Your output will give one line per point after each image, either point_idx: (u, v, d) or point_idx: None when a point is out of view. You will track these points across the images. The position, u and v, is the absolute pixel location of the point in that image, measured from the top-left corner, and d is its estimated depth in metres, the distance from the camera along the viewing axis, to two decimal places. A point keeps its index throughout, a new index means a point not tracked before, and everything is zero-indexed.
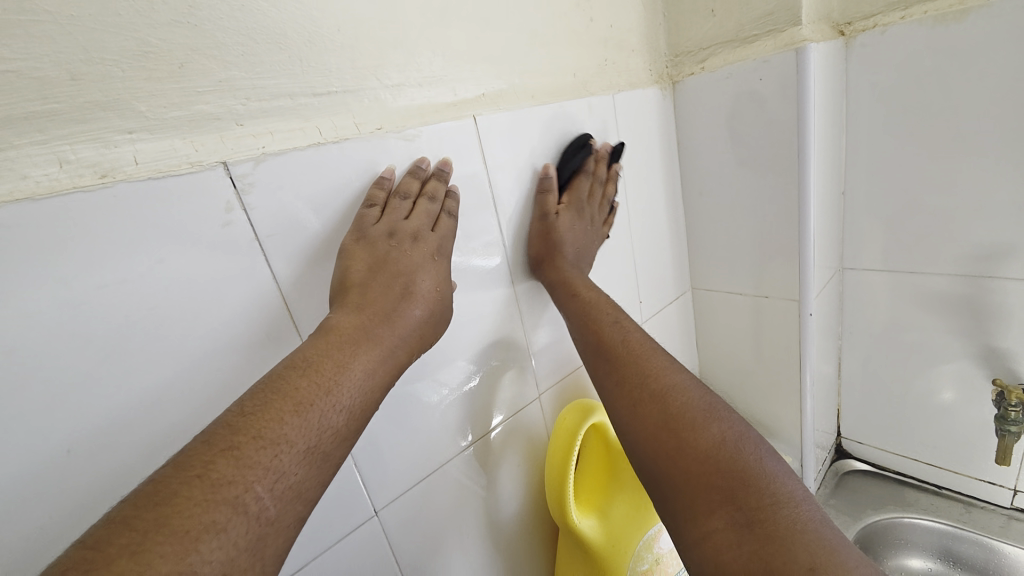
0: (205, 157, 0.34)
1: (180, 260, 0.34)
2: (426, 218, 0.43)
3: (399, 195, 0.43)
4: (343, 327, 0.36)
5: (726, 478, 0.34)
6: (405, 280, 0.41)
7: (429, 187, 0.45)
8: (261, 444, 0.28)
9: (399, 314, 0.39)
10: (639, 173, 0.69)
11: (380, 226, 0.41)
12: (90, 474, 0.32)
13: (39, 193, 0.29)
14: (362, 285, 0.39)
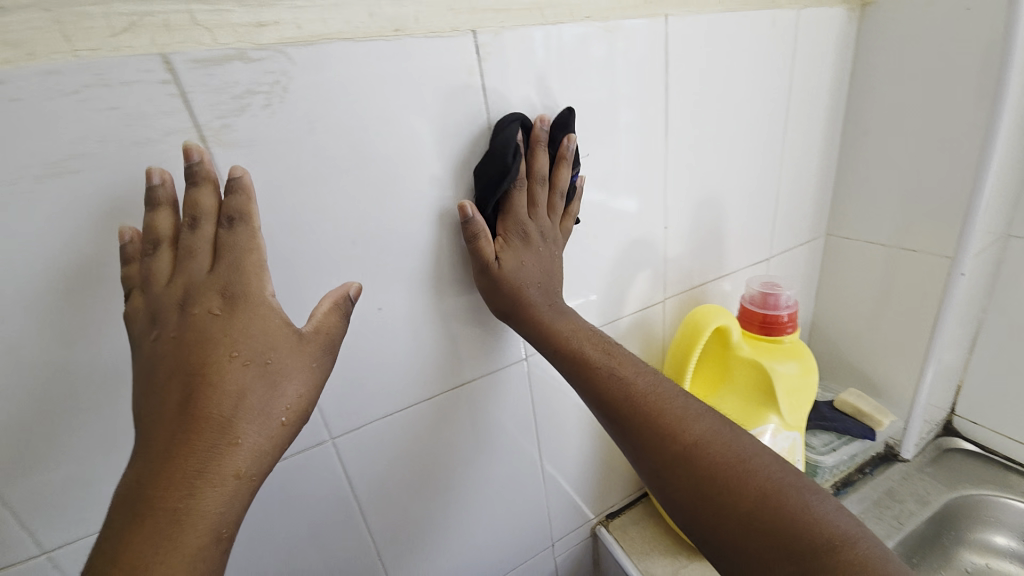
0: (461, 24, 0.41)
1: (434, 109, 0.42)
2: (203, 247, 0.32)
3: (187, 219, 0.33)
4: (187, 365, 0.30)
5: (738, 507, 0.34)
6: (228, 277, 0.32)
7: (231, 203, 0.33)
8: (180, 527, 0.26)
9: (257, 318, 0.31)
10: (805, 100, 0.68)
11: (176, 289, 0.31)
12: (358, 264, 0.43)
13: (358, 36, 0.37)
14: (182, 335, 0.30)
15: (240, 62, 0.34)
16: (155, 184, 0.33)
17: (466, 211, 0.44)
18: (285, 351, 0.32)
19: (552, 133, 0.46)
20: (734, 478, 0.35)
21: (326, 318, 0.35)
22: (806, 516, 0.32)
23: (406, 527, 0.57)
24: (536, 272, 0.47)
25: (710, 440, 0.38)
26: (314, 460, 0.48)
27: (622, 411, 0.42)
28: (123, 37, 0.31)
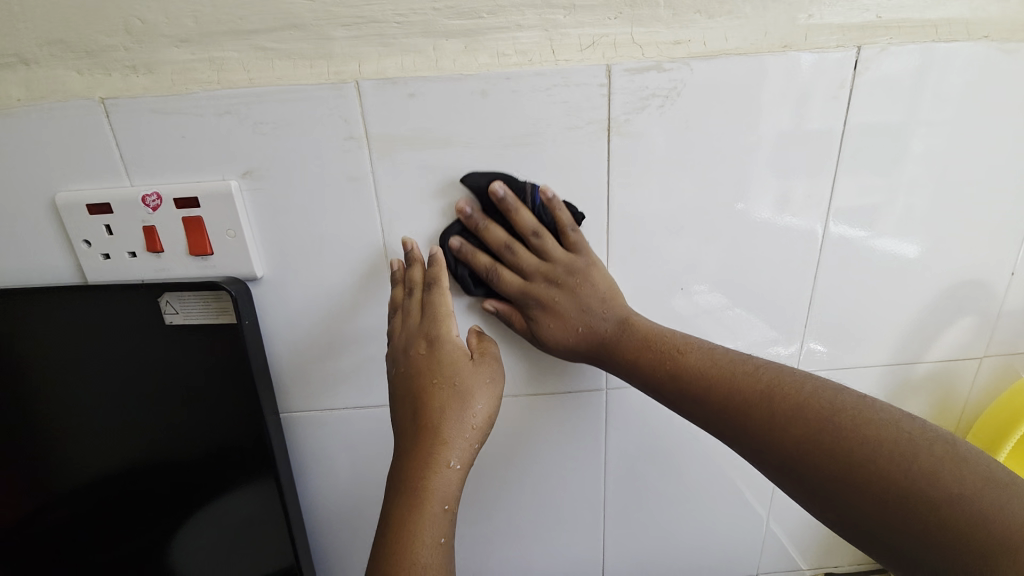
0: (845, 42, 0.44)
1: (795, 117, 0.45)
2: (420, 311, 0.45)
3: (409, 291, 0.46)
4: (409, 388, 0.42)
5: (848, 470, 0.34)
6: (422, 314, 0.45)
7: (416, 275, 0.46)
8: (425, 502, 0.38)
9: (443, 350, 0.43)
10: None
11: (400, 342, 0.44)
12: (683, 244, 0.49)
13: (752, 50, 0.43)
14: (409, 366, 0.43)
15: (655, 71, 0.43)
16: (499, 195, 0.44)
17: (497, 194, 0.44)
18: (466, 369, 0.43)
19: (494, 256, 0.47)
20: (867, 452, 0.33)
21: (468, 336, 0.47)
22: (938, 487, 0.31)
23: (638, 492, 0.63)
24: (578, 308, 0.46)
25: (813, 403, 0.37)
26: (592, 403, 0.57)
27: (734, 391, 0.40)
28: (586, 51, 0.43)
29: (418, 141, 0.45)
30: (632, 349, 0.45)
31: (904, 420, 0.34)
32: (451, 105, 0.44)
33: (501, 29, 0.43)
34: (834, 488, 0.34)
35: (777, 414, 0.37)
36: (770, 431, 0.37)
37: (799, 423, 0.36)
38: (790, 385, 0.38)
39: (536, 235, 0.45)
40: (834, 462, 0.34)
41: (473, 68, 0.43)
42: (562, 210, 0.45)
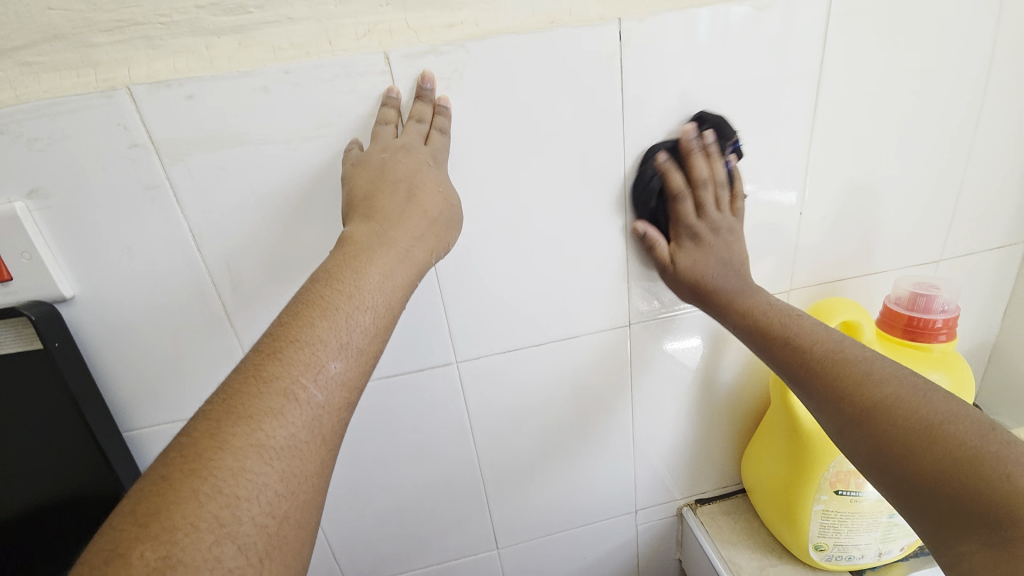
0: (609, 15, 0.46)
1: (575, 92, 0.48)
2: (416, 136, 0.44)
3: (414, 117, 0.44)
4: (393, 173, 0.41)
5: (825, 365, 0.44)
6: (412, 178, 0.42)
7: (416, 108, 0.45)
8: (295, 390, 0.31)
9: (389, 244, 0.38)
10: (1015, 76, 0.58)
11: (399, 140, 0.43)
12: (495, 222, 0.53)
13: (522, 30, 0.45)
14: (385, 159, 0.42)
15: (432, 55, 0.44)
16: (391, 96, 0.45)
17: (426, 79, 0.45)
18: (402, 271, 0.38)
19: (686, 154, 0.51)
20: (830, 372, 0.43)
21: (445, 235, 0.43)
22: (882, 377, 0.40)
23: (509, 453, 0.67)
24: (708, 268, 0.54)
25: (796, 332, 0.47)
26: (443, 377, 0.60)
27: (772, 316, 0.50)
28: (363, 41, 0.44)
29: (208, 143, 0.44)
30: (752, 318, 0.51)
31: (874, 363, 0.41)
32: (235, 105, 0.43)
33: (274, 24, 0.42)
34: (831, 390, 0.42)
35: (792, 335, 0.47)
36: (768, 338, 0.49)
37: (796, 343, 0.47)
38: (767, 310, 0.51)
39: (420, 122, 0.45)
40: (800, 356, 0.46)
41: (249, 65, 0.43)
42: (699, 158, 0.51)
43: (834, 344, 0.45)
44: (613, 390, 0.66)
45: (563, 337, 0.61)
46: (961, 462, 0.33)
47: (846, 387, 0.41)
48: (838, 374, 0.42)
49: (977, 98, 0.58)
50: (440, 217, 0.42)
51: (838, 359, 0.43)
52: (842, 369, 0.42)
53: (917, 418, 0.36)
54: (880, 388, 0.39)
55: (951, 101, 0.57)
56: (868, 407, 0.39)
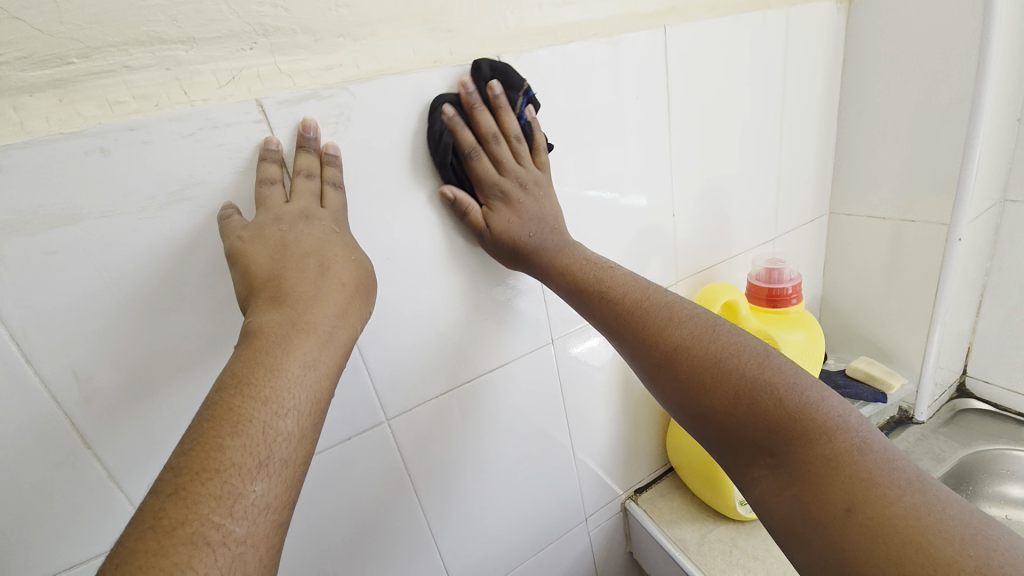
0: (489, 52, 0.48)
1: (468, 126, 0.49)
2: (310, 194, 0.41)
3: (303, 173, 0.41)
4: (299, 248, 0.38)
5: (670, 350, 0.43)
6: (324, 253, 0.39)
7: (303, 162, 0.41)
8: (212, 535, 0.25)
9: (308, 332, 0.34)
10: (800, 86, 0.74)
11: (293, 205, 0.40)
12: (406, 264, 0.50)
13: (405, 69, 0.45)
14: (285, 234, 0.39)
15: (313, 100, 0.41)
16: (270, 149, 0.41)
17: (309, 128, 0.41)
18: (328, 361, 0.34)
19: (496, 93, 0.48)
20: (680, 354, 0.42)
21: (367, 312, 0.40)
22: (726, 352, 0.40)
23: (456, 500, 0.64)
24: (523, 228, 0.51)
25: (650, 309, 0.46)
26: (374, 443, 0.53)
27: (617, 292, 0.48)
28: (227, 88, 0.39)
29: (25, 224, 0.34)
30: (586, 283, 0.50)
31: (714, 335, 0.42)
32: (63, 173, 0.35)
33: (105, 74, 0.35)
34: (686, 364, 0.42)
35: (653, 314, 0.46)
36: (628, 323, 0.47)
37: (653, 322, 0.45)
38: (624, 287, 0.49)
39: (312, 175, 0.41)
40: (657, 338, 0.44)
41: (77, 124, 0.35)
42: (506, 111, 0.49)
43: (687, 319, 0.44)
44: (547, 406, 0.67)
45: (492, 366, 0.60)
46: (789, 423, 0.35)
47: (704, 370, 0.40)
48: (689, 353, 0.42)
49: (779, 106, 0.73)
50: (360, 287, 0.40)
51: (688, 341, 0.43)
52: (693, 348, 0.42)
53: (737, 373, 0.39)
54: (698, 344, 0.42)
55: (762, 109, 0.71)
56: (723, 386, 0.39)
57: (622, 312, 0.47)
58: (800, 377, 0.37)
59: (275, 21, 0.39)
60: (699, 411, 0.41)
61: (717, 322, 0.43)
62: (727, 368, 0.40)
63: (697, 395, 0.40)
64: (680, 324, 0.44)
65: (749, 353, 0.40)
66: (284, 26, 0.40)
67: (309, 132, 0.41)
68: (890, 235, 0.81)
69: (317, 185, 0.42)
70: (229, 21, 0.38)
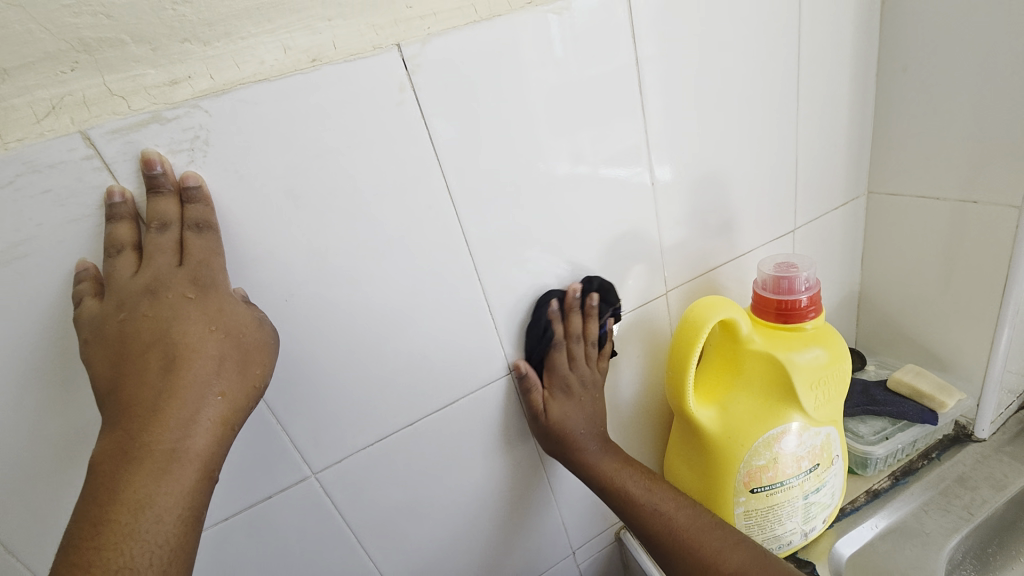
0: (384, 40, 0.38)
1: (367, 135, 0.40)
2: (166, 252, 0.36)
3: (156, 225, 0.36)
4: (139, 341, 0.34)
5: (692, 557, 0.49)
6: (169, 343, 0.34)
7: (157, 211, 0.36)
8: None
9: (141, 462, 0.31)
10: (821, 41, 0.59)
11: (141, 278, 0.35)
12: (308, 305, 0.43)
13: (273, 74, 0.36)
14: (124, 325, 0.34)
15: (155, 124, 0.34)
16: (115, 202, 0.35)
17: (151, 163, 0.35)
18: (172, 490, 0.31)
19: (184, 180, 0.36)
20: (699, 549, 0.49)
21: (234, 394, 0.35)
22: (738, 562, 0.47)
23: (412, 546, 0.58)
24: (162, 330, 0.34)
25: (659, 507, 0.53)
26: (299, 497, 0.50)
27: (635, 511, 0.53)
28: (49, 121, 0.32)
29: None
30: (608, 477, 0.55)
31: (730, 540, 0.49)
32: None
33: None
34: (698, 560, 0.49)
35: (661, 518, 0.52)
36: (638, 525, 0.53)
37: (665, 524, 0.52)
38: (646, 495, 0.54)
39: (165, 225, 0.36)
40: (674, 539, 0.51)
41: None
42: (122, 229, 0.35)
43: (708, 523, 0.51)
44: (512, 442, 0.59)
45: (439, 406, 0.53)
46: None
47: (723, 573, 0.47)
48: (708, 560, 0.48)
49: (791, 69, 0.58)
50: (221, 366, 0.35)
51: (711, 544, 0.49)
52: (714, 548, 0.49)
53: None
54: (725, 555, 0.48)
55: (768, 75, 0.57)
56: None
57: (633, 515, 0.54)
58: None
59: (96, 32, 0.32)
60: None
61: (739, 533, 0.50)
62: (742, 568, 0.47)
63: (696, 546, 0.49)
64: (715, 532, 0.50)
65: (755, 550, 0.48)
66: (109, 36, 0.32)
67: (152, 168, 0.35)
68: (946, 219, 0.65)
69: (178, 233, 0.36)
70: (39, 40, 0.31)
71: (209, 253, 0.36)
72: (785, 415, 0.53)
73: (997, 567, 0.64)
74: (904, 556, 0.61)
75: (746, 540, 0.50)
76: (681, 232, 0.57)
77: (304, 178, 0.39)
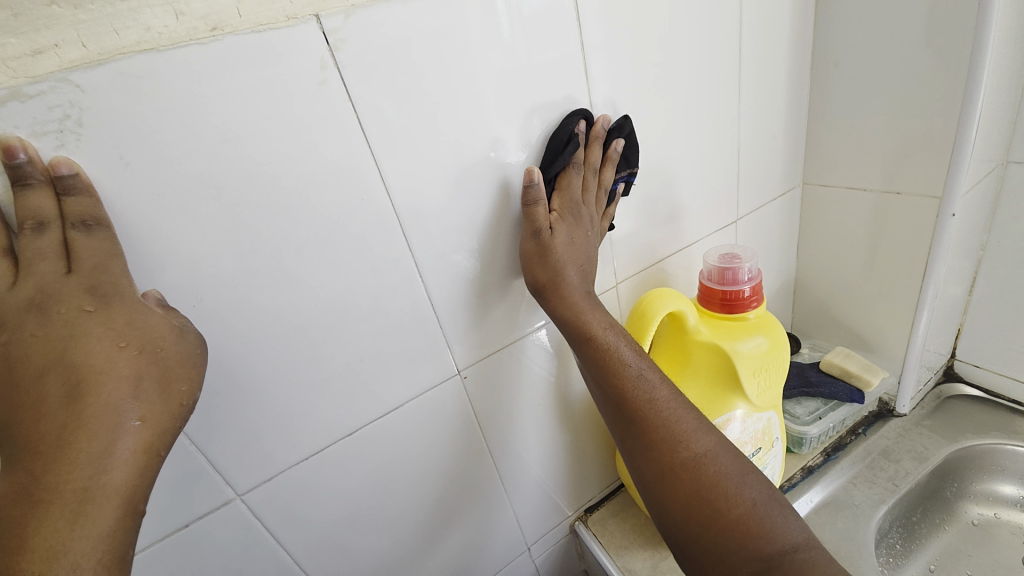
0: (300, 10, 0.34)
1: (286, 119, 0.35)
2: (48, 258, 0.30)
3: (30, 225, 0.30)
4: (29, 367, 0.28)
5: (668, 465, 0.42)
6: (69, 365, 0.28)
7: (31, 208, 0.30)
8: None
9: (49, 506, 0.26)
10: (761, 32, 0.59)
11: (18, 292, 0.29)
12: (225, 311, 0.38)
13: (163, 44, 0.31)
14: (6, 350, 0.28)
15: (14, 102, 0.28)
16: None
17: (13, 150, 0.29)
18: (90, 534, 0.26)
19: (58, 167, 0.30)
20: (670, 463, 0.42)
21: (158, 416, 0.30)
22: (714, 475, 0.41)
23: (360, 560, 0.55)
24: (46, 351, 0.28)
25: (647, 390, 0.45)
26: (227, 521, 0.45)
27: (621, 385, 0.45)
28: None
29: None
30: (599, 357, 0.46)
31: (710, 448, 0.43)
32: None
33: None
34: (676, 461, 0.42)
35: (650, 401, 0.45)
36: (625, 403, 0.45)
37: (654, 408, 0.44)
38: (636, 381, 0.45)
39: (41, 224, 0.30)
40: (658, 434, 0.43)
41: None
42: None
43: (691, 422, 0.44)
44: (463, 444, 0.57)
45: (383, 412, 0.49)
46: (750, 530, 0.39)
47: (698, 491, 0.41)
48: (687, 468, 0.42)
49: (733, 59, 0.59)
50: (143, 386, 0.30)
51: (690, 454, 0.42)
52: (691, 458, 0.42)
53: (729, 501, 0.40)
54: (706, 460, 0.42)
55: (712, 65, 0.57)
56: (706, 496, 0.40)
57: (620, 395, 0.45)
58: (781, 516, 0.40)
59: None
60: (678, 505, 0.41)
61: (718, 440, 0.43)
62: (719, 485, 0.40)
63: (667, 458, 0.42)
64: (698, 433, 0.43)
65: (732, 468, 0.42)
66: None
67: (16, 157, 0.29)
68: (871, 209, 0.69)
69: (62, 232, 0.30)
70: None
71: (105, 256, 0.31)
72: (730, 403, 0.55)
73: (917, 531, 0.70)
74: (835, 528, 0.65)
75: (730, 448, 0.43)
76: (627, 118, 0.52)
77: (209, 168, 0.34)
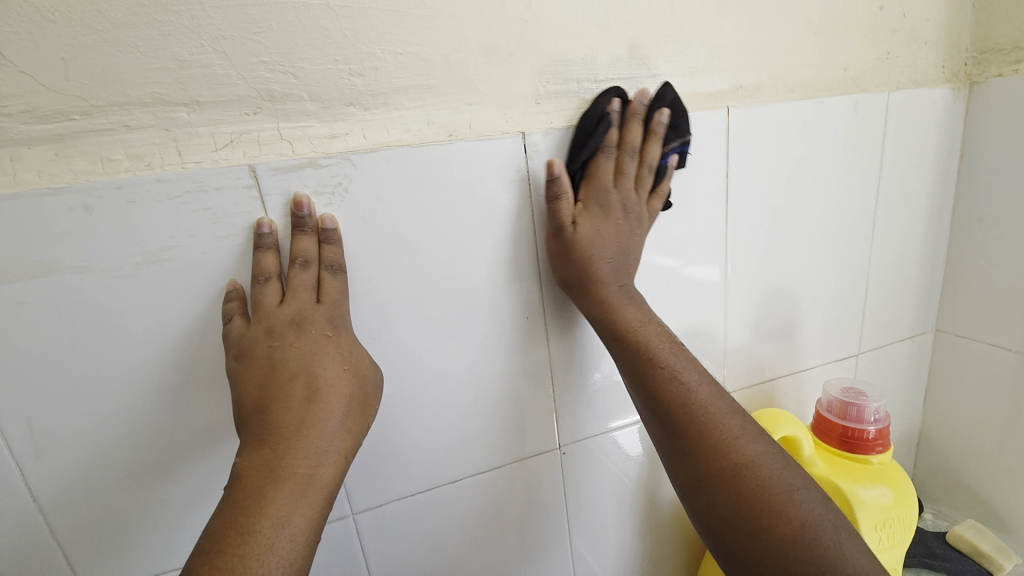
0: (512, 127, 0.43)
1: (481, 205, 0.44)
2: (303, 288, 0.38)
3: (298, 262, 0.39)
4: (286, 369, 0.36)
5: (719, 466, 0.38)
6: (312, 375, 0.36)
7: (301, 249, 0.39)
8: None
9: (285, 481, 0.32)
10: (900, 180, 0.62)
11: (282, 310, 0.38)
12: (391, 347, 0.45)
13: (414, 142, 0.41)
14: (273, 351, 0.37)
15: (310, 168, 0.39)
16: (264, 233, 0.39)
17: (302, 205, 0.39)
18: (306, 510, 0.32)
19: (325, 222, 0.39)
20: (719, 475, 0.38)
21: (355, 430, 0.37)
22: (769, 488, 0.37)
23: None
24: (301, 359, 0.37)
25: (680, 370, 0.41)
26: (334, 536, 0.49)
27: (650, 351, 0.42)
28: (224, 152, 0.38)
29: (9, 273, 0.36)
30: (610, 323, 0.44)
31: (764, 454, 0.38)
32: (49, 226, 0.36)
33: (104, 132, 0.36)
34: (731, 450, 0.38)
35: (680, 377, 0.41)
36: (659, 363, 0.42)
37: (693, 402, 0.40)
38: (672, 369, 0.42)
39: (306, 262, 0.39)
40: (700, 434, 0.39)
41: (68, 180, 0.36)
42: (269, 264, 0.39)
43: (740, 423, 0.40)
44: (544, 521, 0.57)
45: (483, 469, 0.52)
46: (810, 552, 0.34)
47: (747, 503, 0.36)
48: (739, 472, 0.37)
49: (868, 202, 0.61)
50: (354, 401, 0.37)
51: (742, 460, 0.38)
52: (742, 456, 0.38)
53: (785, 513, 0.36)
54: (759, 470, 0.37)
55: (847, 204, 0.60)
56: (763, 501, 0.36)
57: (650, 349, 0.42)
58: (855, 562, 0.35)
59: (283, 87, 0.38)
60: (728, 513, 0.37)
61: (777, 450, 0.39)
62: (777, 503, 0.36)
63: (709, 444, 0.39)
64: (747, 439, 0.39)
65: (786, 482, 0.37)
66: (292, 93, 0.38)
67: (303, 212, 0.39)
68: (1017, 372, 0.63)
69: (316, 271, 0.39)
70: (234, 85, 0.37)
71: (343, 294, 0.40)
72: None
73: None
74: None
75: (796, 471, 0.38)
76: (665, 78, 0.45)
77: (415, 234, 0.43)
